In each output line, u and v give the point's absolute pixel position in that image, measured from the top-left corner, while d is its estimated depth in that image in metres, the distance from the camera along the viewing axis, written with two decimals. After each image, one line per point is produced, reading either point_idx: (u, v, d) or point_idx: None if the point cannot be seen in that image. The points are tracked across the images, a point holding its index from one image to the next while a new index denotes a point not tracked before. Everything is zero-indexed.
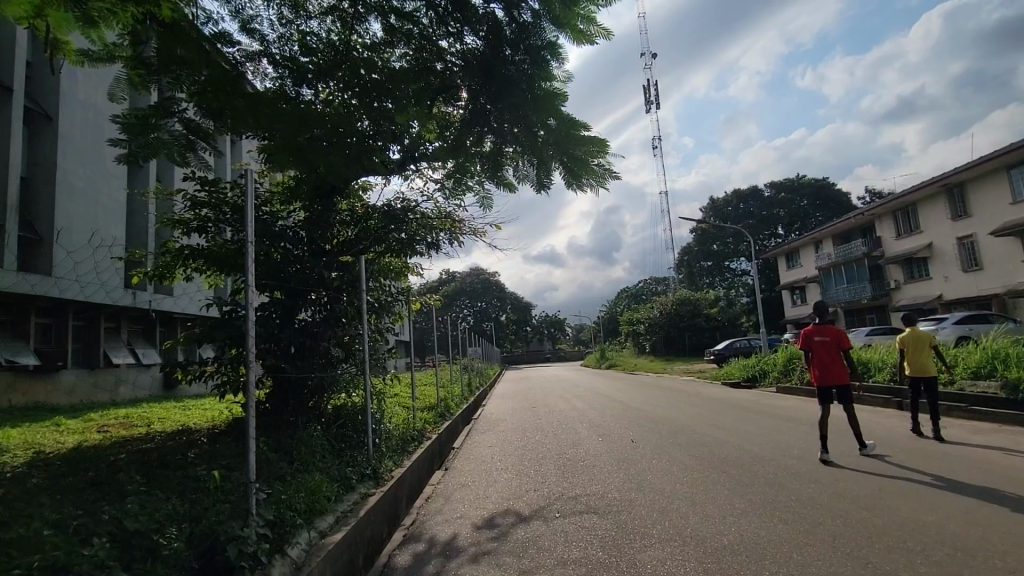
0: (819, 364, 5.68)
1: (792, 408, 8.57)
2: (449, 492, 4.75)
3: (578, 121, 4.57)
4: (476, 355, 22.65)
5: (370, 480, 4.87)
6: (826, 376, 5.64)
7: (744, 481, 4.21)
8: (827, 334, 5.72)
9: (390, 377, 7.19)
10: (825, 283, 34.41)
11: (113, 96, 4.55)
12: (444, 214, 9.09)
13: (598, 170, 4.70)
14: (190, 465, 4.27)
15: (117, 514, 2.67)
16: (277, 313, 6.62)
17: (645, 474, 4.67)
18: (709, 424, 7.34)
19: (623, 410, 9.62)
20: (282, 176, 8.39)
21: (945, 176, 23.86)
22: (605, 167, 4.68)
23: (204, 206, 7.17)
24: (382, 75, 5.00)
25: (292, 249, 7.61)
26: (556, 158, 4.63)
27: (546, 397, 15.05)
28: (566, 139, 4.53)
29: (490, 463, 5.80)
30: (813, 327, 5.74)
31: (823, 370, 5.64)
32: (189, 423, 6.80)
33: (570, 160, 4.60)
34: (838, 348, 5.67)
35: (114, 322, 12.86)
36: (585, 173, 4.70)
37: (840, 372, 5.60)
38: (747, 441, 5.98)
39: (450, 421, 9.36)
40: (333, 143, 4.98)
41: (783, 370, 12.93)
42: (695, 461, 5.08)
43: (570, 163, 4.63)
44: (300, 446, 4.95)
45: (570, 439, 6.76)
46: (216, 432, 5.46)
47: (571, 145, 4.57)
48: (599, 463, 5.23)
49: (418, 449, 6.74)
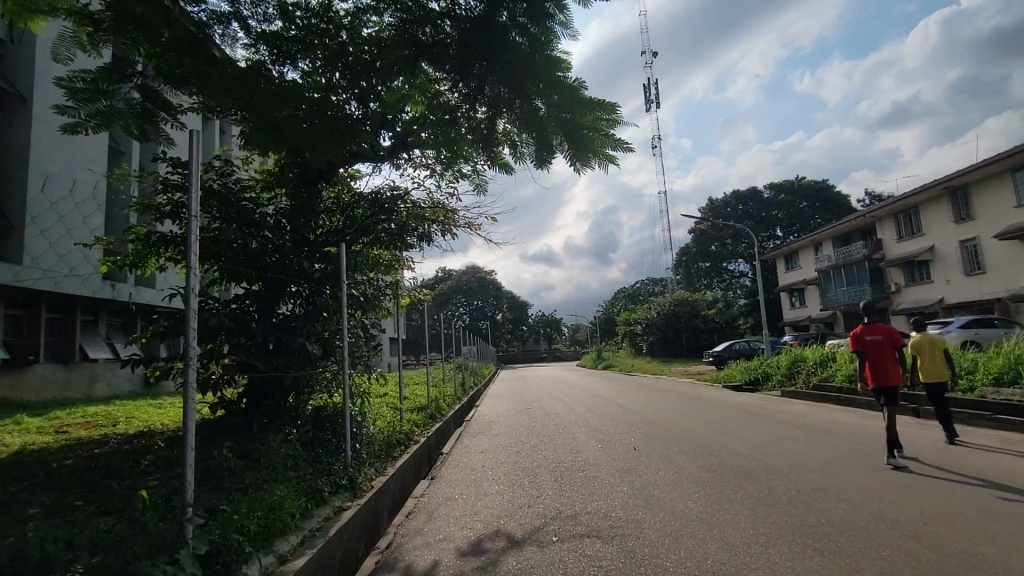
0: (877, 363, 5.47)
1: (802, 414, 8.13)
2: (434, 505, 4.29)
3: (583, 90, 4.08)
4: (470, 354, 22.17)
5: (346, 492, 4.40)
6: (885, 376, 5.45)
7: (763, 499, 3.76)
8: (878, 332, 5.53)
9: (375, 375, 6.72)
10: (824, 286, 34.09)
11: (56, 54, 4.01)
12: (437, 204, 8.62)
13: (604, 148, 4.24)
14: (141, 477, 3.78)
15: (15, 552, 2.17)
16: (253, 307, 6.13)
17: (652, 487, 4.22)
18: (714, 430, 6.90)
19: (622, 414, 9.18)
20: (266, 162, 7.88)
21: (948, 177, 23.50)
22: (612, 144, 4.22)
23: (177, 189, 6.63)
24: (366, 46, 4.51)
25: (272, 238, 7.09)
26: (560, 135, 4.16)
27: (542, 398, 14.60)
28: (571, 113, 4.06)
29: (481, 471, 5.34)
30: (866, 326, 5.52)
31: (882, 371, 5.43)
32: (156, 423, 6.28)
33: (575, 136, 4.13)
34: (891, 346, 5.51)
35: (91, 316, 12.33)
36: (591, 151, 4.24)
37: (896, 370, 5.47)
38: (759, 450, 5.55)
39: (441, 423, 8.90)
40: (318, 127, 4.55)
41: (786, 373, 12.50)
42: (704, 473, 4.64)
43: (575, 140, 4.16)
44: (271, 454, 4.47)
45: (568, 446, 6.31)
46: (178, 435, 4.96)
47: (576, 120, 4.10)
48: (600, 474, 4.78)
49: (404, 454, 6.27)
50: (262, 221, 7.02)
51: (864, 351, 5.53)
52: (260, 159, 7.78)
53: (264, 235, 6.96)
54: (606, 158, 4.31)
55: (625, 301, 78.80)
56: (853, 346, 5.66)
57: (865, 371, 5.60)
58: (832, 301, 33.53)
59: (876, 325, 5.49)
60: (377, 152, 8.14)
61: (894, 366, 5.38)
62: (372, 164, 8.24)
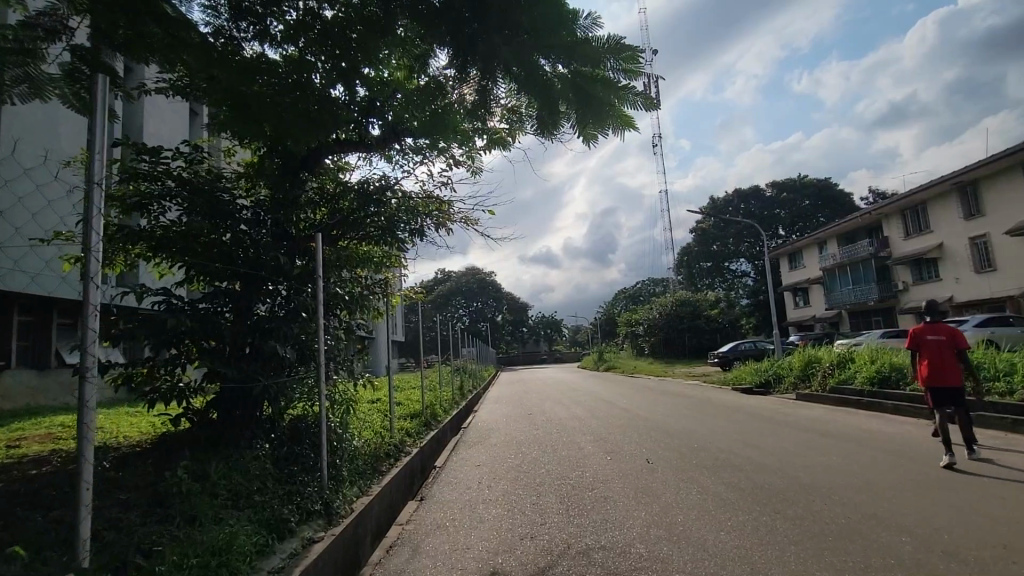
0: (932, 363, 5.55)
1: (823, 420, 7.56)
2: (422, 537, 3.68)
3: (597, 44, 3.33)
4: (470, 355, 21.66)
5: (318, 521, 3.81)
6: (941, 375, 5.50)
7: (810, 531, 3.21)
8: (943, 333, 5.58)
9: (363, 382, 6.10)
10: (830, 285, 33.53)
11: None
12: (432, 197, 8.04)
13: (622, 109, 3.57)
14: (73, 515, 3.19)
15: None
16: (224, 307, 5.51)
17: (675, 513, 3.65)
18: (733, 439, 6.32)
19: (630, 420, 8.59)
20: (249, 154, 7.31)
21: (956, 174, 22.96)
22: (630, 105, 3.56)
23: (141, 179, 6.04)
24: (342, 5, 3.94)
25: (251, 232, 6.49)
26: (569, 97, 3.50)
27: (544, 402, 14.01)
28: (583, 70, 3.40)
29: (477, 491, 4.73)
30: (926, 324, 5.61)
31: (937, 370, 5.50)
32: (119, 432, 5.67)
33: (588, 99, 3.46)
34: (953, 348, 5.51)
35: (70, 318, 11.73)
36: (604, 117, 3.59)
37: (956, 372, 5.47)
38: (787, 463, 4.97)
39: (435, 431, 8.28)
40: (282, 99, 4.08)
41: (799, 375, 11.91)
42: (733, 493, 4.06)
43: (587, 106, 3.50)
44: (229, 477, 3.87)
45: (574, 458, 5.72)
46: (128, 457, 4.31)
47: (588, 80, 3.45)
48: (613, 494, 4.20)
49: (392, 468, 5.66)
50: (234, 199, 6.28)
51: (922, 349, 5.63)
52: (240, 150, 7.21)
53: (242, 224, 6.27)
54: (623, 125, 3.68)
55: (626, 301, 78.24)
56: (914, 344, 5.75)
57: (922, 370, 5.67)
58: (837, 300, 32.96)
59: (941, 325, 5.58)
60: (365, 141, 7.58)
61: (950, 367, 5.43)
62: (361, 155, 7.66)
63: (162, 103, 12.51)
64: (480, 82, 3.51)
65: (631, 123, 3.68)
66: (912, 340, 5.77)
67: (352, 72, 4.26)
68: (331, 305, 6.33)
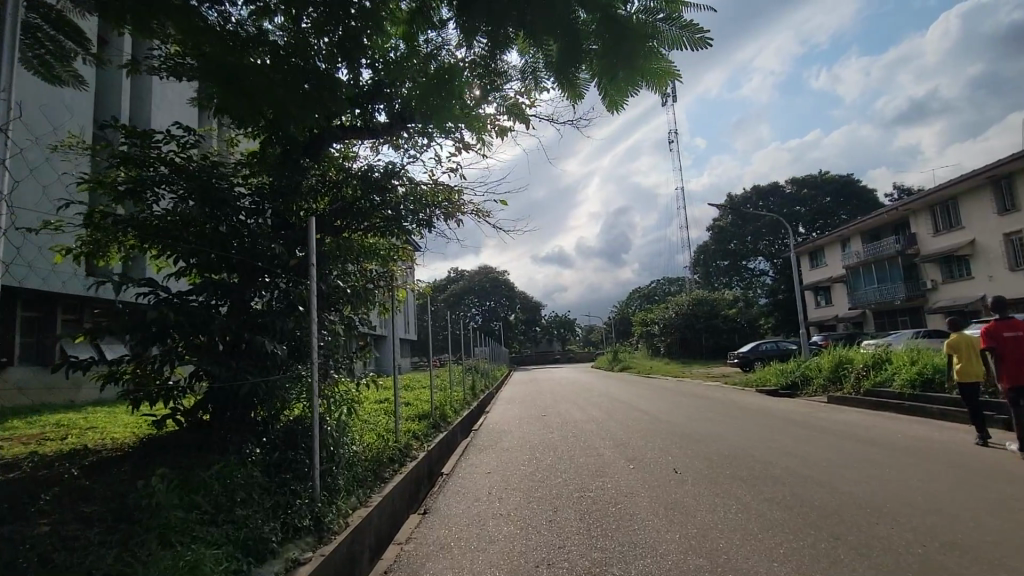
0: (1014, 357, 6.10)
1: (863, 426, 6.99)
2: (423, 560, 3.22)
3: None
4: (482, 354, 21.20)
5: (307, 539, 3.41)
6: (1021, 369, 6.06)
7: (880, 564, 2.72)
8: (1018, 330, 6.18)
9: (366, 381, 5.68)
10: (853, 284, 32.51)
11: None
12: (442, 186, 7.61)
13: (661, 61, 2.96)
14: (26, 535, 2.80)
15: None
16: (215, 299, 5.10)
17: (715, 537, 3.17)
18: (767, 447, 5.79)
19: (651, 424, 8.09)
20: (252, 143, 6.93)
21: (990, 168, 21.93)
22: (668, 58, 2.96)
23: (132, 164, 5.67)
24: None
25: (249, 222, 6.09)
26: (595, 52, 2.96)
27: (559, 403, 13.51)
28: (615, 12, 2.82)
29: (487, 504, 4.27)
30: (1005, 322, 6.19)
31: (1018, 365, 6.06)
32: (108, 436, 5.28)
33: (620, 51, 2.88)
34: None
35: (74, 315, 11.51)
36: (638, 70, 2.98)
37: None
38: (835, 475, 4.44)
39: (444, 434, 7.85)
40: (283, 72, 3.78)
41: (829, 377, 11.28)
42: (778, 511, 3.56)
43: (618, 61, 2.94)
44: (210, 487, 3.49)
45: (593, 466, 5.23)
46: (104, 464, 3.92)
47: (620, 24, 2.85)
48: (641, 511, 3.73)
49: (397, 475, 5.24)
50: (231, 182, 5.81)
51: (1003, 345, 6.16)
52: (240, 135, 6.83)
53: (237, 211, 5.82)
54: (661, 80, 3.06)
55: (641, 300, 77.31)
56: (990, 342, 6.26)
57: (1003, 366, 6.16)
58: (861, 299, 31.95)
59: (1016, 323, 6.19)
60: (371, 126, 7.16)
61: None
62: (368, 143, 7.26)
63: (168, 93, 12.26)
64: (490, 43, 3.06)
65: (670, 78, 3.04)
66: (987, 338, 6.30)
67: (354, 40, 3.97)
68: (331, 298, 5.93)
